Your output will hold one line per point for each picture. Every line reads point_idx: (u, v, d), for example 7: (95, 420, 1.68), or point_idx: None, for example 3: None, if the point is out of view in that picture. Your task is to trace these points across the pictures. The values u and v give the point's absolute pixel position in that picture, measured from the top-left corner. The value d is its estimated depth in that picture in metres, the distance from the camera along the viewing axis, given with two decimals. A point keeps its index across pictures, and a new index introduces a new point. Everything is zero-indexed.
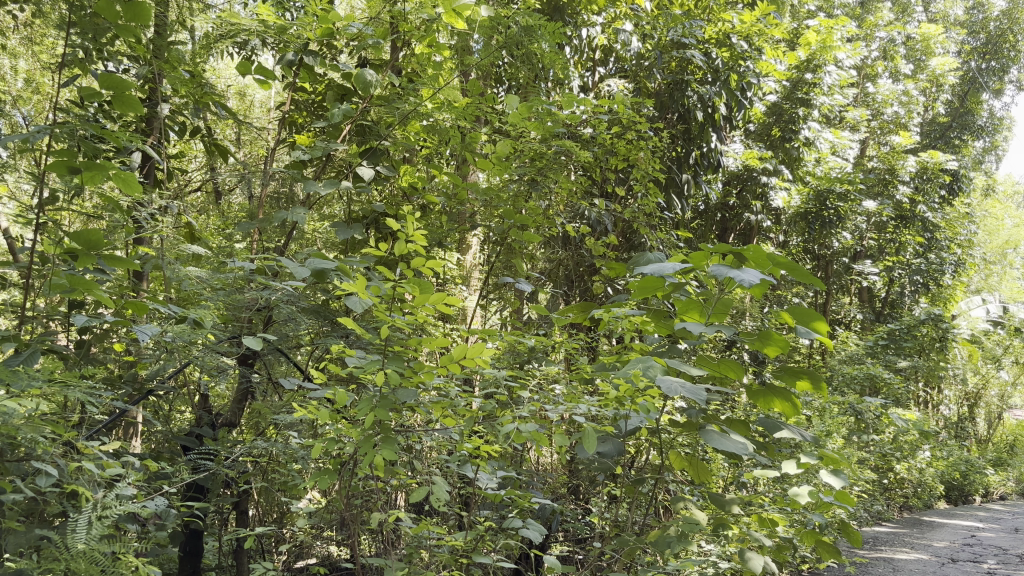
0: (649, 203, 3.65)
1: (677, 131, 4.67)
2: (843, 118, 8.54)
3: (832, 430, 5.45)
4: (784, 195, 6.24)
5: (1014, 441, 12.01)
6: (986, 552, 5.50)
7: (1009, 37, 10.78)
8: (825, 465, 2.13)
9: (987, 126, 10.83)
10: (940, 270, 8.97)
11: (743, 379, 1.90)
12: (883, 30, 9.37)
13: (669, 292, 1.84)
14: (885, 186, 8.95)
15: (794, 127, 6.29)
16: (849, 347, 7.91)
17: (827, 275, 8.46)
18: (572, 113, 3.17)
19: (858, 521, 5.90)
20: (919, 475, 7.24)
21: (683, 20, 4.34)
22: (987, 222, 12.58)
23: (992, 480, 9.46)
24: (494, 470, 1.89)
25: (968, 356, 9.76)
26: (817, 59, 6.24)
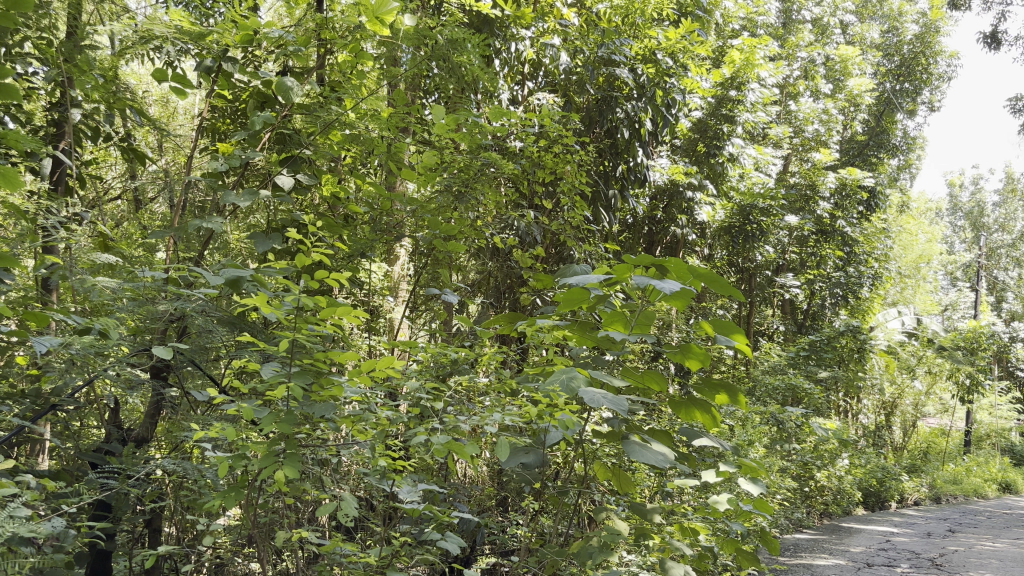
0: (576, 216, 3.68)
1: (604, 146, 4.74)
2: (765, 135, 8.77)
3: (754, 439, 5.57)
4: (709, 209, 6.38)
5: (927, 449, 12.44)
6: (900, 556, 5.67)
7: (922, 61, 11.15)
8: (744, 473, 2.18)
9: (902, 145, 11.25)
10: (859, 284, 9.20)
11: (665, 391, 1.92)
12: (803, 50, 9.67)
13: (594, 304, 1.85)
14: (806, 202, 9.22)
15: (719, 143, 6.43)
16: (772, 358, 8.11)
17: (750, 288, 8.65)
18: (500, 126, 3.18)
19: (779, 529, 6.04)
20: (837, 483, 7.46)
21: (612, 37, 4.42)
22: (901, 237, 13.03)
23: (906, 486, 9.77)
24: (413, 484, 1.87)
25: (885, 366, 10.08)
26: (740, 77, 6.48)
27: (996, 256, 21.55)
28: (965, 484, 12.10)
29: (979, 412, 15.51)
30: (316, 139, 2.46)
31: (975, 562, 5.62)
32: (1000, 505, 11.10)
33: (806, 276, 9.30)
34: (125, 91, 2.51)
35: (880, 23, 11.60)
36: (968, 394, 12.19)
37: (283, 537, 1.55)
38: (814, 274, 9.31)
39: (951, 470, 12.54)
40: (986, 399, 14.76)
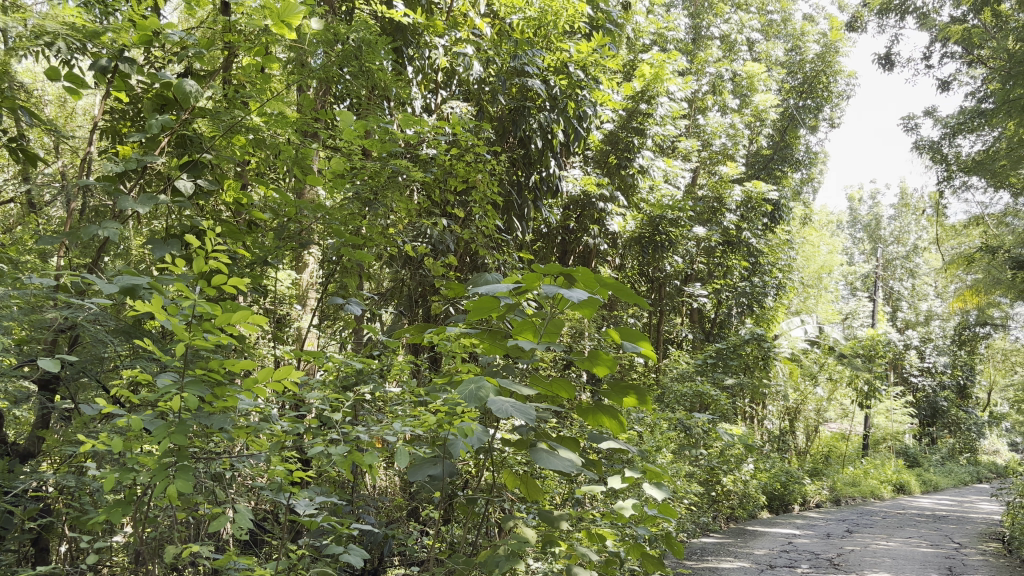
0: (488, 224, 3.69)
1: (516, 156, 4.77)
2: (675, 148, 8.98)
3: (662, 445, 5.69)
4: (620, 220, 6.51)
5: (829, 453, 12.89)
6: (801, 557, 5.86)
7: (822, 79, 11.53)
8: (649, 478, 2.21)
9: (805, 159, 11.69)
10: (763, 293, 9.76)
11: (573, 398, 1.94)
12: (712, 66, 9.93)
13: (502, 312, 1.85)
14: (713, 213, 9.46)
15: (629, 155, 6.55)
16: (680, 365, 8.29)
17: (660, 297, 8.81)
18: (411, 133, 3.17)
19: (686, 533, 6.17)
20: (742, 487, 7.67)
21: (525, 49, 4.48)
22: (804, 248, 13.50)
23: (808, 489, 10.12)
24: (312, 496, 1.84)
25: (789, 372, 10.44)
26: (651, 90, 6.62)
27: (892, 267, 22.50)
28: (862, 486, 12.58)
29: (876, 416, 16.14)
30: (217, 143, 2.40)
31: (870, 561, 5.86)
32: (894, 506, 11.60)
33: (713, 286, 9.54)
34: (14, 92, 2.39)
35: (783, 42, 12.03)
36: (866, 400, 12.71)
37: (173, 553, 1.49)
38: (720, 283, 9.55)
39: (850, 473, 13.02)
40: (882, 404, 15.41)
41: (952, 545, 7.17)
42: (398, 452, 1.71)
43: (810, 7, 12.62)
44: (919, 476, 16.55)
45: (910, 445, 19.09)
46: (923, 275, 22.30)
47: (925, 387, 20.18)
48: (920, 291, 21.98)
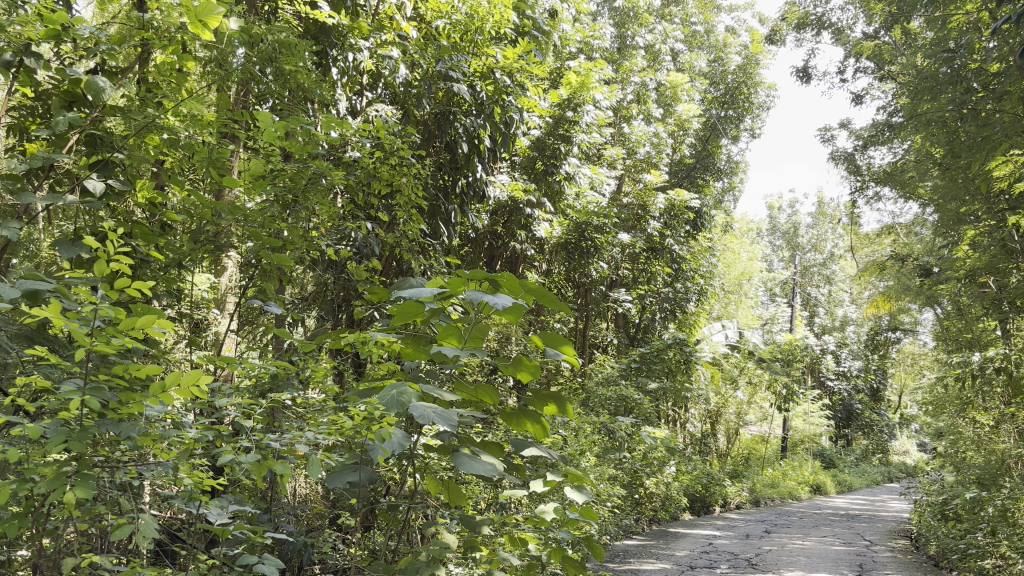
0: (413, 228, 3.66)
1: (442, 160, 4.76)
2: (600, 155, 9.08)
3: (586, 448, 5.75)
4: (546, 226, 6.57)
5: (749, 454, 13.22)
6: (720, 558, 6.00)
7: (743, 90, 11.75)
8: (571, 482, 2.22)
9: (726, 168, 11.98)
10: (685, 299, 10.11)
11: (497, 404, 1.93)
12: (637, 75, 10.02)
13: (427, 318, 1.83)
14: (638, 220, 9.58)
15: (556, 162, 6.64)
16: (605, 370, 8.39)
17: (586, 302, 8.91)
18: (333, 135, 3.13)
19: (610, 535, 6.25)
20: (665, 489, 7.81)
21: (450, 54, 4.47)
22: (725, 255, 13.79)
23: (729, 490, 10.36)
24: (225, 504, 1.79)
25: (711, 376, 10.84)
26: (578, 98, 6.67)
27: (810, 274, 23.18)
28: (781, 487, 12.93)
29: (795, 419, 16.58)
30: (129, 142, 2.32)
31: (786, 560, 6.04)
32: (811, 506, 11.95)
33: (638, 293, 9.62)
34: None
35: (706, 53, 12.26)
36: (784, 403, 13.06)
37: (74, 566, 1.43)
38: (644, 289, 9.64)
39: (769, 475, 13.36)
40: (799, 407, 15.86)
41: (863, 542, 7.44)
42: (311, 461, 1.68)
43: (731, 19, 12.90)
44: (835, 476, 17.11)
45: (826, 446, 19.71)
46: (839, 281, 23.05)
47: (840, 391, 20.86)
48: (836, 297, 22.73)
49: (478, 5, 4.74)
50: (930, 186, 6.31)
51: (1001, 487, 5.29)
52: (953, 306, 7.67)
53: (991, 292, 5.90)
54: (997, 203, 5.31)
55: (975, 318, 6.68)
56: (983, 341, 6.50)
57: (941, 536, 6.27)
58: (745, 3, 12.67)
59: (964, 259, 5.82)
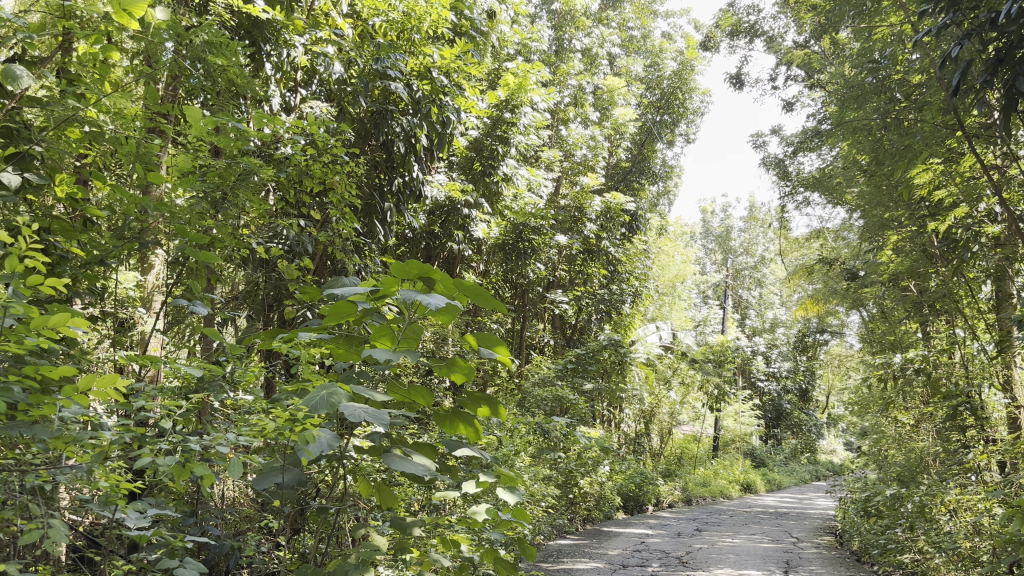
0: (347, 227, 3.62)
1: (378, 159, 4.72)
2: (538, 157, 9.11)
3: (520, 449, 5.77)
4: (483, 226, 6.58)
5: (681, 454, 13.42)
6: (651, 556, 6.07)
7: (679, 95, 12.03)
8: (503, 483, 2.20)
9: (661, 172, 12.16)
10: (621, 300, 10.22)
11: (430, 406, 1.92)
12: (574, 78, 10.06)
13: (360, 317, 1.81)
14: (575, 222, 9.65)
15: (494, 163, 6.65)
16: (542, 370, 8.44)
17: (523, 303, 8.96)
18: (265, 132, 3.08)
19: (543, 535, 6.28)
20: (599, 488, 7.89)
21: (387, 52, 4.43)
22: (660, 258, 13.96)
23: (662, 489, 10.51)
24: (145, 508, 1.74)
25: (645, 376, 10.99)
26: (516, 99, 6.68)
27: (741, 277, 23.63)
28: (712, 486, 13.17)
29: (727, 419, 16.86)
30: (49, 135, 2.24)
31: (715, 557, 6.15)
32: (742, 504, 12.19)
33: (575, 293, 9.79)
34: None
35: (643, 58, 12.40)
36: (716, 403, 13.29)
37: None
38: (581, 290, 9.79)
39: (701, 474, 13.61)
40: (731, 407, 16.19)
41: (790, 540, 7.62)
42: (232, 462, 1.65)
43: (667, 25, 13.09)
44: (764, 475, 17.48)
45: (756, 445, 20.17)
46: (769, 284, 23.58)
47: (770, 391, 21.33)
48: (767, 300, 23.24)
49: (415, 4, 4.73)
50: (855, 192, 6.50)
51: (920, 483, 5.48)
52: (877, 308, 7.90)
53: (912, 296, 6.10)
54: (918, 210, 5.41)
55: (898, 320, 6.89)
56: (904, 343, 6.73)
57: (864, 531, 6.46)
58: (681, 10, 12.87)
59: (888, 263, 6.00)
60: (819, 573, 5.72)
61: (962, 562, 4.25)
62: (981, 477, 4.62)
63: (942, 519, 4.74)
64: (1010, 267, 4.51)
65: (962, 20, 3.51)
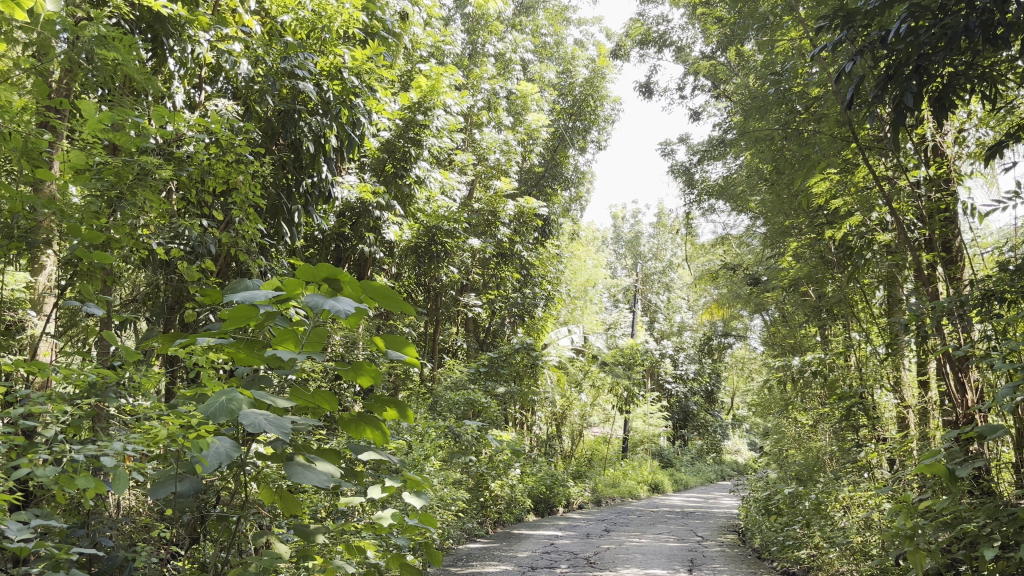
0: (252, 228, 3.53)
1: (285, 159, 4.63)
2: (451, 161, 9.11)
3: (429, 453, 5.76)
4: (395, 229, 6.53)
5: (592, 455, 13.63)
6: (559, 558, 6.14)
7: (590, 102, 12.07)
8: (410, 488, 2.17)
9: (573, 178, 12.39)
10: (533, 304, 10.45)
11: (335, 411, 1.88)
12: (486, 83, 10.01)
13: (262, 322, 1.76)
14: (488, 225, 9.65)
15: (406, 165, 6.58)
16: (453, 374, 8.43)
17: (435, 306, 8.93)
18: (165, 130, 2.97)
19: (453, 539, 6.28)
20: (510, 491, 7.93)
21: (296, 50, 4.33)
22: (573, 263, 14.13)
23: (572, 491, 10.64)
24: (28, 520, 1.66)
25: (557, 379, 11.11)
26: (428, 101, 6.67)
27: (651, 281, 24.01)
28: (621, 487, 13.43)
29: (636, 421, 17.21)
30: None
31: (622, 557, 6.25)
32: (648, 504, 12.45)
33: (488, 297, 9.82)
34: None
35: (555, 64, 12.54)
36: (625, 405, 13.54)
37: None
38: (494, 295, 9.91)
39: (610, 475, 13.85)
40: (640, 409, 16.52)
41: (695, 538, 7.80)
42: (118, 475, 1.60)
43: (579, 32, 13.26)
44: (672, 475, 17.87)
45: (664, 446, 20.62)
46: (676, 289, 24.13)
47: (678, 393, 21.87)
48: (675, 304, 23.80)
49: (325, 3, 4.64)
50: (758, 200, 6.72)
51: (817, 481, 5.69)
52: (778, 312, 8.18)
53: (811, 300, 6.34)
54: (816, 218, 5.61)
55: (798, 324, 7.15)
56: (804, 346, 6.99)
57: (765, 529, 6.69)
58: (593, 18, 13.06)
59: (789, 268, 6.22)
60: (722, 570, 5.88)
61: (853, 556, 4.44)
62: (872, 474, 4.83)
63: (836, 516, 4.94)
64: (899, 274, 4.73)
65: (855, 38, 3.66)
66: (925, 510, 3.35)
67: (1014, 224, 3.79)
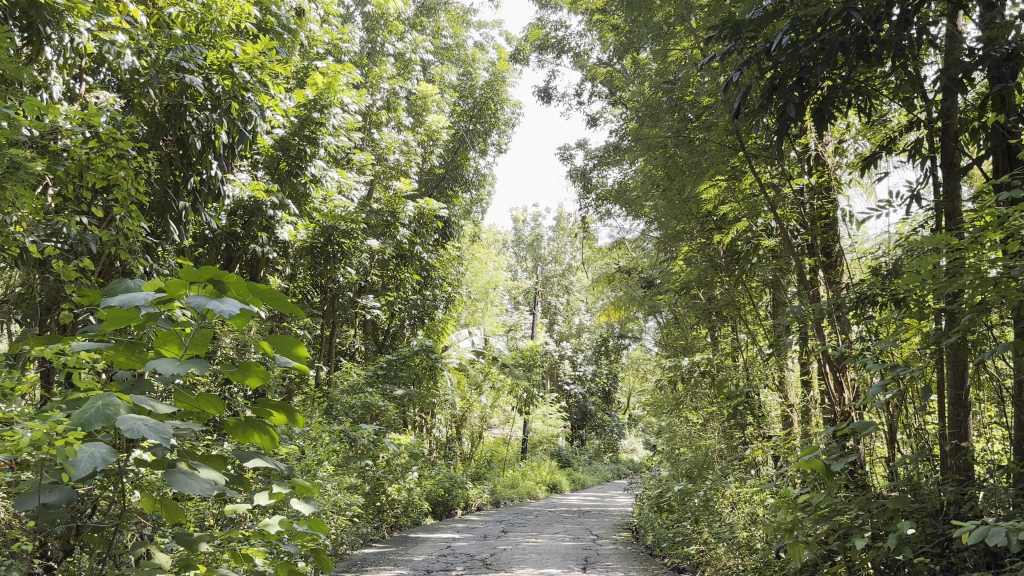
0: (136, 226, 3.37)
1: (172, 155, 4.44)
2: (348, 160, 8.96)
3: (323, 458, 5.67)
4: (290, 228, 6.39)
5: (490, 457, 13.71)
6: (456, 560, 6.15)
7: (490, 105, 12.25)
8: (299, 495, 2.10)
9: (474, 180, 12.39)
10: (433, 306, 10.43)
11: (221, 416, 1.80)
12: (386, 83, 9.85)
13: (142, 323, 1.68)
14: (387, 227, 9.54)
15: (301, 163, 6.43)
16: (350, 377, 8.33)
17: (331, 308, 8.81)
18: (38, 122, 2.80)
19: (348, 545, 6.20)
20: (407, 495, 7.90)
21: (182, 42, 4.18)
22: (473, 265, 14.09)
23: (470, 493, 10.67)
24: None
25: (456, 381, 11.11)
26: (324, 99, 6.57)
27: (551, 284, 24.23)
28: (519, 488, 13.56)
29: (535, 423, 17.39)
30: None
31: (518, 558, 6.30)
32: (546, 504, 12.59)
33: (386, 298, 9.73)
34: None
35: (456, 66, 12.54)
36: (525, 406, 13.67)
37: None
38: (392, 296, 9.85)
39: (508, 476, 13.95)
40: (539, 410, 16.71)
41: (589, 537, 7.95)
42: None
43: (479, 34, 13.29)
44: (569, 475, 18.12)
45: (562, 446, 20.93)
46: (576, 291, 24.47)
47: (576, 394, 22.29)
48: (574, 306, 24.17)
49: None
50: (652, 205, 6.88)
51: (705, 478, 5.87)
52: (671, 315, 8.39)
53: (701, 303, 6.53)
54: (706, 222, 5.78)
55: (688, 326, 7.35)
56: (694, 348, 7.20)
57: (657, 526, 6.88)
58: (494, 21, 13.09)
59: (680, 272, 6.39)
60: (616, 567, 6.01)
61: (739, 551, 4.60)
62: (757, 471, 5.01)
63: (723, 512, 5.11)
64: (783, 278, 4.92)
65: (744, 49, 3.77)
66: (804, 505, 3.48)
67: (887, 231, 4.00)
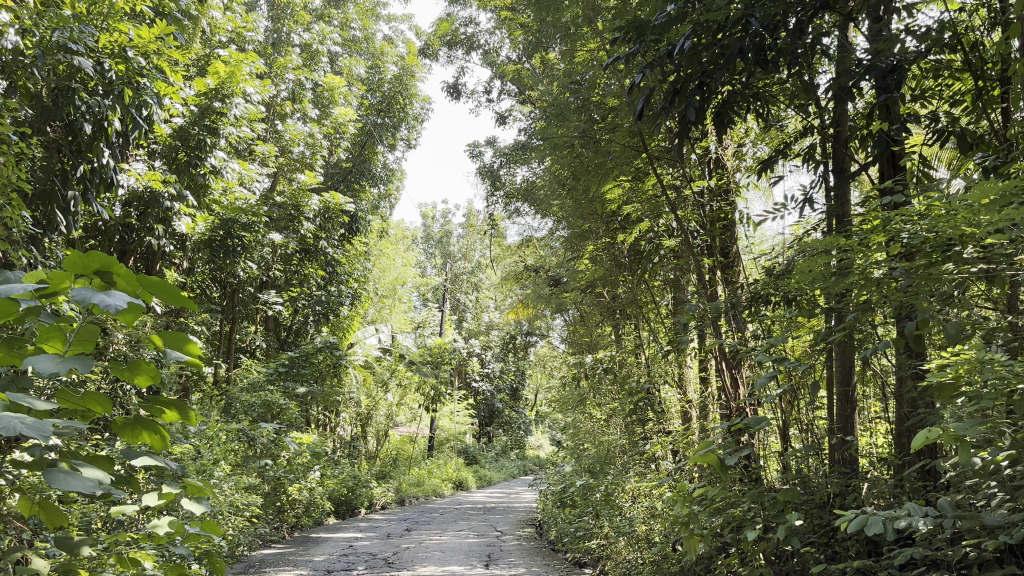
0: (16, 215, 3.20)
1: (60, 142, 4.23)
2: (251, 152, 8.73)
3: (219, 459, 5.54)
4: (187, 220, 6.19)
5: (396, 454, 13.63)
6: (357, 560, 6.07)
7: (399, 99, 12.15)
8: (190, 495, 2.01)
9: (382, 175, 12.21)
10: (338, 302, 10.28)
11: (108, 414, 1.70)
12: (291, 73, 9.63)
13: (21, 315, 1.56)
14: (291, 220, 9.33)
15: (200, 154, 6.19)
16: (251, 374, 8.13)
17: (231, 304, 8.59)
18: None
19: (245, 546, 6.06)
20: (308, 495, 7.77)
21: (69, 22, 4.00)
22: (381, 261, 13.97)
23: (374, 491, 10.58)
24: None
25: (361, 378, 10.99)
26: (225, 88, 6.44)
27: (460, 281, 24.17)
28: (425, 485, 13.50)
29: (441, 420, 17.35)
30: None
31: (421, 556, 6.27)
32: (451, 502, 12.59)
33: (289, 294, 9.56)
34: None
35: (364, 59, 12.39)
36: (431, 403, 13.64)
37: None
38: (295, 292, 9.67)
39: (414, 474, 13.89)
40: (446, 408, 16.70)
41: (493, 533, 7.96)
42: None
43: (388, 28, 13.16)
44: (475, 472, 18.15)
45: (470, 443, 20.99)
46: (485, 288, 24.52)
47: (483, 391, 22.39)
48: (483, 303, 24.22)
49: None
50: (557, 203, 6.94)
51: (607, 473, 5.97)
52: (576, 313, 8.49)
53: (605, 301, 6.64)
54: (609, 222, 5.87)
55: (592, 323, 7.47)
56: (597, 345, 7.31)
57: (560, 522, 6.98)
58: (403, 15, 12.99)
59: (584, 270, 6.48)
60: (517, 563, 6.06)
61: (638, 544, 4.70)
62: (655, 466, 5.13)
63: (623, 506, 5.21)
64: (682, 278, 5.04)
65: (648, 52, 3.82)
66: (700, 499, 3.57)
67: (782, 232, 4.12)
